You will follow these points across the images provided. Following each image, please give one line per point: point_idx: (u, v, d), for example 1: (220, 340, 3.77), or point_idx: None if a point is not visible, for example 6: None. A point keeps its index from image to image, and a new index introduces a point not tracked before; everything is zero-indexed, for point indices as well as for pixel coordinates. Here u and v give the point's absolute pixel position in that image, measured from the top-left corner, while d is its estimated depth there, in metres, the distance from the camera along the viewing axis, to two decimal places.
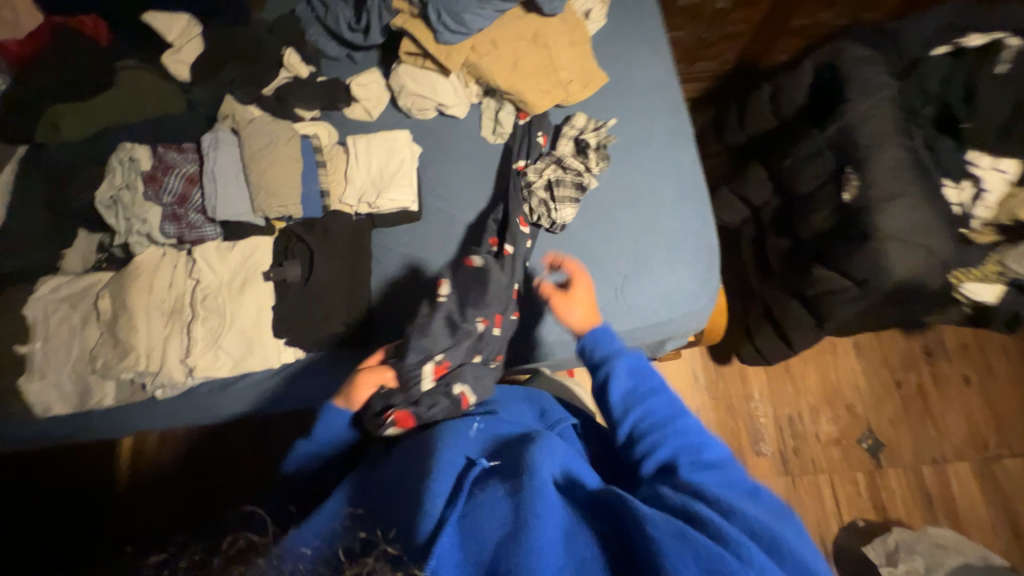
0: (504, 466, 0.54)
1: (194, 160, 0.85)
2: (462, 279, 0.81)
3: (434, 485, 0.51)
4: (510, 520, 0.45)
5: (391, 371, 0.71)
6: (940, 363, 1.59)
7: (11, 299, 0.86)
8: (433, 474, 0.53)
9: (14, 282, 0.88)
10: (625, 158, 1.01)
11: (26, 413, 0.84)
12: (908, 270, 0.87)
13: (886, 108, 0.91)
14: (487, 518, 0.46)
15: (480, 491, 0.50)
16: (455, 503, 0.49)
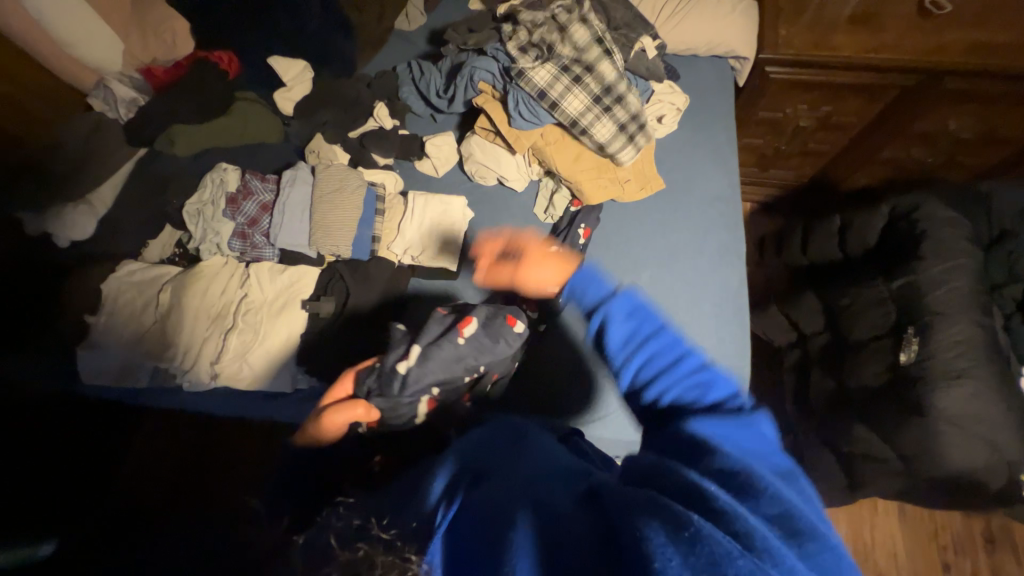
0: (498, 455, 0.50)
1: (271, 190, 0.94)
2: (491, 327, 0.81)
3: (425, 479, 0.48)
4: (476, 526, 0.41)
5: (368, 403, 0.76)
6: (1002, 556, 1.37)
7: (92, 274, 0.97)
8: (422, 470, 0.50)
9: (101, 259, 1.00)
10: (669, 263, 1.00)
11: (71, 376, 0.94)
12: (964, 463, 0.76)
13: (965, 274, 0.84)
14: (459, 523, 0.43)
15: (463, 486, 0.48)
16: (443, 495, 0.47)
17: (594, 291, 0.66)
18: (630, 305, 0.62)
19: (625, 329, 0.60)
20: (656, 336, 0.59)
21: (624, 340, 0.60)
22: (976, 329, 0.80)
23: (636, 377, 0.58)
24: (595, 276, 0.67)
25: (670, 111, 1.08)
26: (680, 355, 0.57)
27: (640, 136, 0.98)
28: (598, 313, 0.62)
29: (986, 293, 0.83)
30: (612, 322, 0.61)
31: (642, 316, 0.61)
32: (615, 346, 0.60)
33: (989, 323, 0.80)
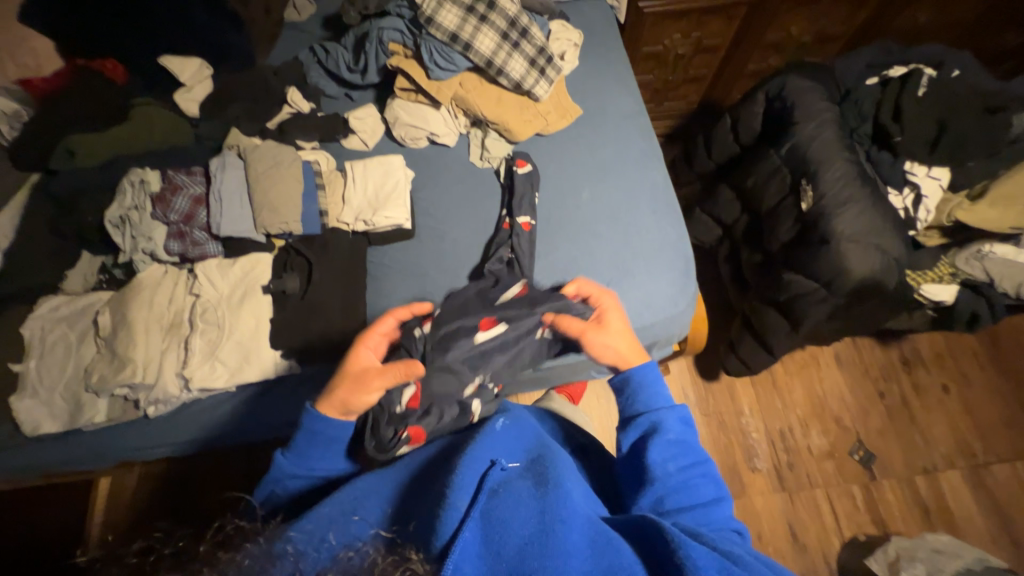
0: (533, 469, 0.61)
1: (202, 182, 0.91)
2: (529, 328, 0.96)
3: (461, 482, 0.56)
4: (535, 520, 0.52)
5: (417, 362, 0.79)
6: (918, 372, 1.64)
7: (10, 319, 0.88)
8: (459, 470, 0.58)
9: (15, 301, 0.90)
10: (603, 176, 1.10)
11: (15, 432, 0.84)
12: (866, 269, 0.94)
13: (829, 127, 1.02)
14: (513, 514, 0.52)
15: (501, 487, 0.56)
16: (476, 499, 0.54)
17: (648, 396, 0.76)
18: (683, 417, 0.74)
19: (670, 445, 0.70)
20: (697, 466, 0.70)
21: (665, 458, 0.69)
22: (847, 165, 0.98)
23: (664, 492, 0.67)
24: (657, 381, 0.77)
25: (570, 48, 1.18)
26: (703, 482, 0.69)
27: (550, 69, 1.07)
28: (651, 418, 0.73)
29: (847, 137, 1.02)
30: (658, 437, 0.71)
31: (689, 450, 0.71)
32: (659, 455, 0.69)
33: (855, 158, 0.99)
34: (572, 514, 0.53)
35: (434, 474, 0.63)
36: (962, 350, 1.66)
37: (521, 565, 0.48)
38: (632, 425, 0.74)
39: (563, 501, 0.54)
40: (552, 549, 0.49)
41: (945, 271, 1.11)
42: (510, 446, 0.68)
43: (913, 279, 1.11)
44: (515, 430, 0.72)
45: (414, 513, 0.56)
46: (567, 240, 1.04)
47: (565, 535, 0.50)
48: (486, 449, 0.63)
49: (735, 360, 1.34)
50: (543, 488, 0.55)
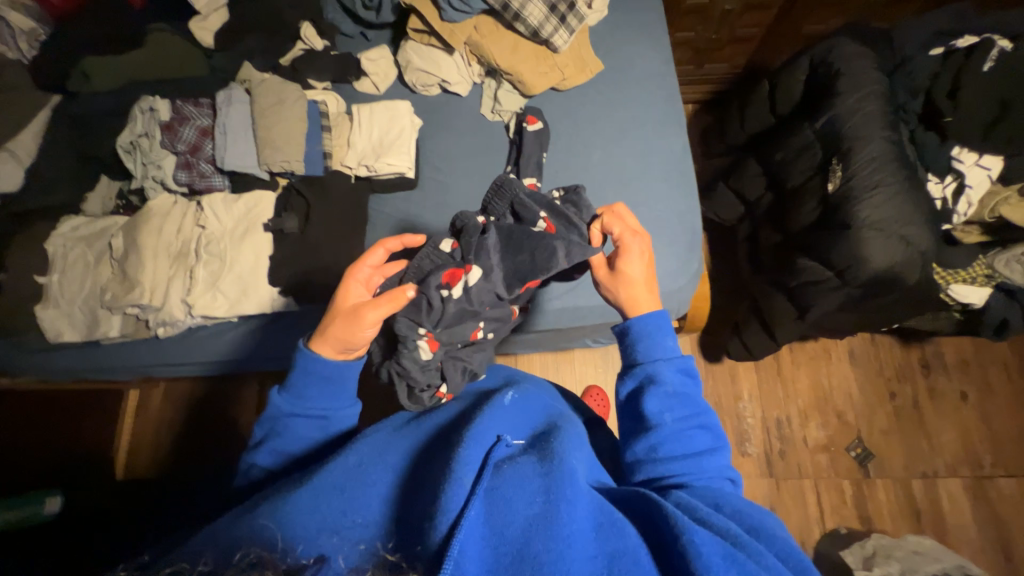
0: (539, 446, 0.58)
1: (208, 114, 0.92)
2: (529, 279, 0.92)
3: (466, 453, 0.54)
4: (539, 502, 0.49)
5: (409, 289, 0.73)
6: (937, 377, 1.56)
7: (36, 235, 0.93)
8: (464, 442, 0.55)
9: (40, 218, 0.95)
10: (617, 138, 1.04)
11: (42, 339, 0.92)
12: (885, 261, 0.87)
13: (874, 101, 0.92)
14: (517, 495, 0.50)
15: (507, 465, 0.53)
16: (480, 476, 0.52)
17: (649, 346, 0.70)
18: (683, 367, 0.69)
19: (666, 397, 0.66)
20: (695, 418, 0.66)
21: (661, 407, 0.66)
22: (887, 144, 0.90)
23: (656, 445, 0.65)
24: (661, 330, 0.71)
25: None
26: (700, 434, 0.66)
27: (571, 17, 1.00)
28: (647, 370, 0.69)
29: (892, 114, 0.92)
30: (655, 388, 0.67)
31: (688, 403, 0.67)
32: (654, 406, 0.66)
33: (897, 138, 0.91)
34: (578, 498, 0.50)
35: (437, 442, 0.61)
36: (991, 358, 1.56)
37: (525, 545, 0.46)
38: (627, 378, 0.70)
39: (568, 483, 0.51)
40: (556, 533, 0.46)
41: (980, 271, 1.02)
42: (517, 417, 0.66)
43: (941, 277, 1.03)
44: (526, 403, 0.70)
45: (418, 488, 0.54)
46: None
47: (570, 521, 0.48)
48: (494, 420, 0.61)
49: (737, 344, 1.30)
50: (550, 467, 0.53)
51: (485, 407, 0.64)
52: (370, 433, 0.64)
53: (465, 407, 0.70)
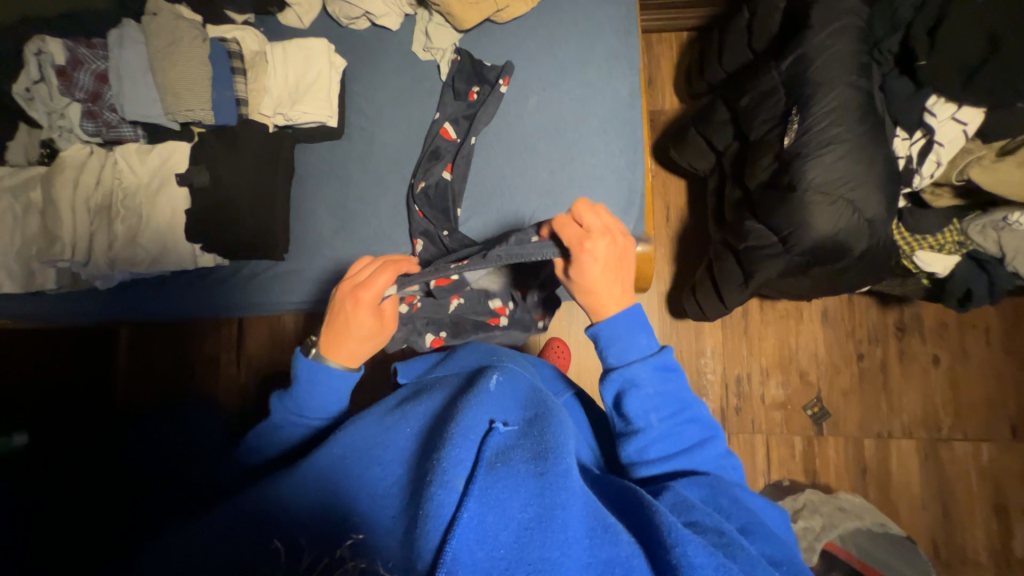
0: (532, 436, 0.55)
1: (104, 57, 0.88)
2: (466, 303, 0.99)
3: (456, 452, 0.51)
4: (534, 504, 0.46)
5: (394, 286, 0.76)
6: (911, 340, 1.49)
7: None
8: (453, 439, 0.52)
9: None
10: (557, 83, 0.95)
11: None
12: (831, 227, 0.80)
13: (846, 37, 0.80)
14: (511, 496, 0.47)
15: (501, 462, 0.51)
16: (475, 474, 0.49)
17: (621, 349, 0.60)
18: (662, 364, 0.60)
19: (651, 396, 0.58)
20: (684, 415, 0.59)
21: (646, 409, 0.58)
22: (851, 91, 0.79)
23: (646, 448, 0.58)
24: (632, 328, 0.60)
25: None
26: (690, 427, 0.59)
27: None
28: (624, 374, 0.59)
29: (865, 55, 0.81)
30: (634, 391, 0.58)
31: (673, 399, 0.59)
32: (637, 410, 0.58)
33: (865, 84, 0.80)
34: (574, 500, 0.47)
35: (427, 431, 0.58)
36: (972, 323, 1.49)
37: (521, 550, 0.43)
38: (602, 385, 0.62)
39: (562, 483, 0.48)
40: (551, 538, 0.44)
41: (951, 239, 0.94)
42: (506, 399, 0.62)
43: (906, 243, 0.94)
44: (513, 383, 0.66)
45: (415, 484, 0.51)
46: (504, 157, 0.95)
47: (564, 527, 0.45)
48: (482, 407, 0.57)
49: (691, 304, 1.20)
50: (541, 466, 0.50)
51: (473, 395, 0.59)
52: (357, 422, 0.62)
53: (452, 392, 0.65)
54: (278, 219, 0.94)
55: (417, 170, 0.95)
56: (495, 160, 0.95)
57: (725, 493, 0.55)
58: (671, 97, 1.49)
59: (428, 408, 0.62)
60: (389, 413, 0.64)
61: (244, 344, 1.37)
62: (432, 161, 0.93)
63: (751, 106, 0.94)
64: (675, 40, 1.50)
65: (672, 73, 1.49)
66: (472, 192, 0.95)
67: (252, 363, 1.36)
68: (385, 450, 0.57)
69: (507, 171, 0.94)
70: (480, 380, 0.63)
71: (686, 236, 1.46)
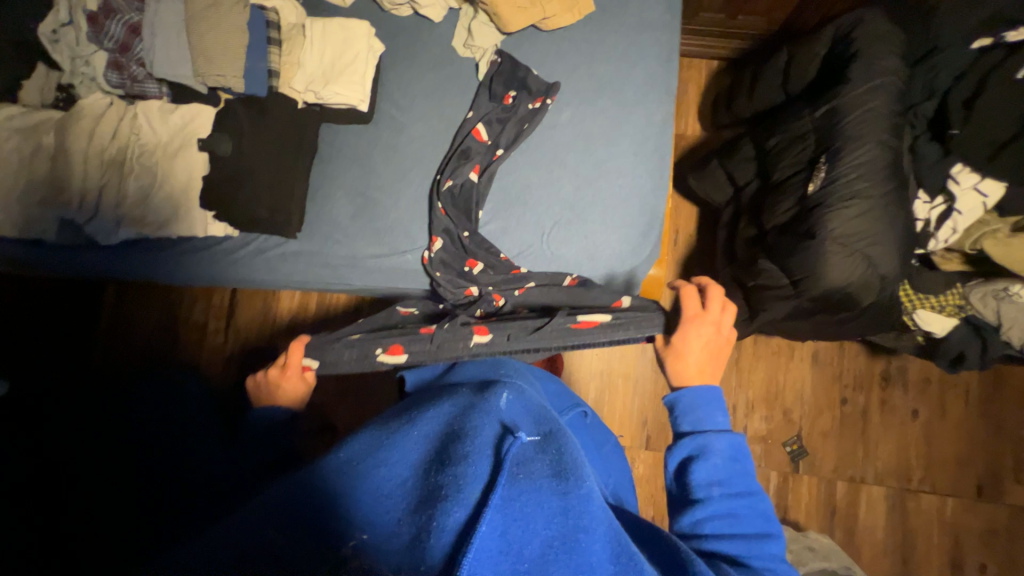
0: (549, 452, 0.55)
1: (137, 9, 0.86)
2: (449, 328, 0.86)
3: (472, 469, 0.49)
4: (558, 522, 0.47)
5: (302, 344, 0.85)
6: (894, 391, 1.53)
7: None
8: (468, 456, 0.50)
9: None
10: (594, 99, 0.95)
11: None
12: (844, 278, 0.82)
13: (883, 96, 0.82)
14: (535, 510, 0.47)
15: (522, 473, 0.50)
16: (495, 484, 0.47)
17: (697, 418, 0.66)
18: (736, 446, 0.63)
19: (716, 471, 0.61)
20: (749, 500, 0.60)
21: (710, 482, 0.60)
22: (880, 149, 0.81)
23: (704, 520, 0.59)
24: (710, 402, 0.66)
25: None
26: (753, 515, 0.59)
27: None
28: (697, 441, 0.63)
29: (900, 116, 0.83)
30: (702, 460, 0.62)
31: (738, 481, 0.61)
32: (700, 481, 0.61)
33: (894, 144, 0.82)
34: (595, 524, 0.48)
35: (436, 436, 0.55)
36: (953, 382, 1.53)
37: (547, 567, 0.44)
38: (670, 449, 0.65)
39: (583, 505, 0.48)
40: (575, 559, 0.44)
41: (951, 303, 0.96)
42: (519, 411, 0.61)
43: (909, 300, 0.97)
44: (523, 395, 0.65)
45: (425, 491, 0.48)
46: (532, 166, 0.95)
47: (588, 550, 0.46)
48: (497, 418, 0.56)
49: None
50: (563, 485, 0.50)
51: (486, 406, 0.58)
52: (360, 428, 0.57)
53: (457, 394, 0.63)
54: (295, 197, 0.92)
55: (442, 166, 0.94)
56: (521, 166, 0.95)
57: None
58: (694, 124, 1.50)
59: (436, 412, 0.59)
60: (391, 417, 0.60)
61: (235, 314, 1.34)
62: (460, 160, 0.92)
63: (778, 148, 0.95)
64: (706, 67, 1.50)
65: (699, 99, 1.50)
66: (495, 196, 0.95)
67: (243, 335, 1.33)
68: (392, 450, 0.52)
69: (532, 181, 0.94)
70: (489, 393, 0.61)
71: (692, 262, 1.47)
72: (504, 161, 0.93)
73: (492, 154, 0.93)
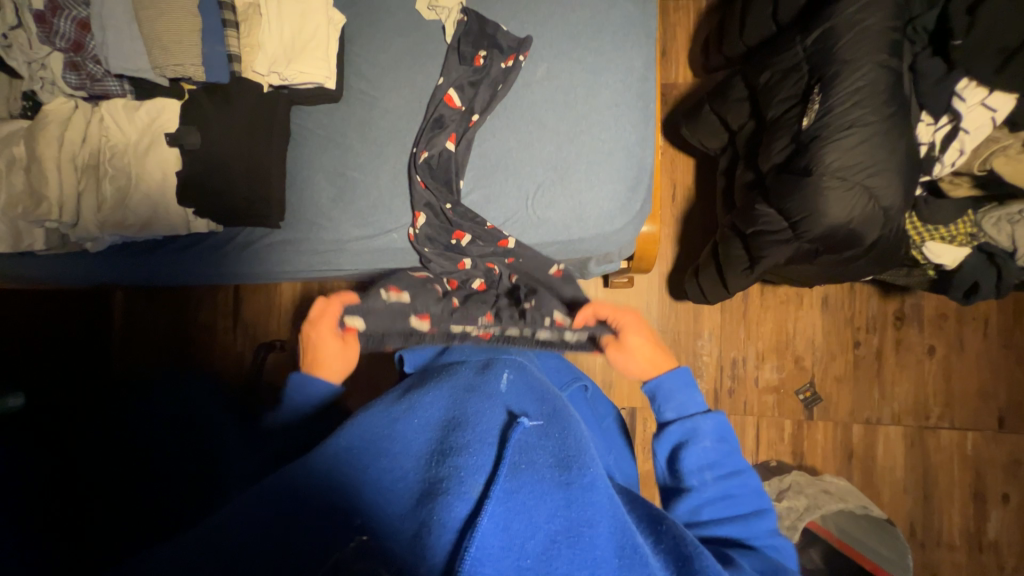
0: (551, 437, 0.55)
1: (85, 3, 0.83)
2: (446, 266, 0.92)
3: (472, 462, 0.49)
4: (562, 515, 0.46)
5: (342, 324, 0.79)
6: (909, 330, 1.50)
7: None
8: (469, 447, 0.50)
9: None
10: (570, 49, 0.90)
11: None
12: (845, 215, 0.78)
13: (879, 12, 0.76)
14: (538, 504, 0.47)
15: (524, 464, 0.50)
16: (496, 477, 0.47)
17: (679, 403, 0.67)
18: (719, 428, 0.65)
19: (708, 454, 0.63)
20: (738, 478, 0.63)
21: (700, 466, 0.63)
22: (879, 74, 0.76)
23: (699, 506, 0.62)
24: (687, 386, 0.67)
25: None
26: (743, 493, 0.63)
27: None
28: (685, 426, 0.65)
29: (898, 32, 0.77)
30: (691, 446, 0.64)
31: (727, 463, 0.63)
32: (691, 466, 0.63)
33: (893, 65, 0.76)
34: (601, 517, 0.48)
35: (438, 422, 0.54)
36: (971, 316, 1.49)
37: (550, 563, 0.43)
38: (659, 436, 0.67)
39: (587, 495, 0.49)
40: (579, 554, 0.44)
41: (962, 230, 0.91)
42: (521, 395, 0.60)
43: (917, 233, 0.92)
44: (526, 376, 0.64)
45: (426, 482, 0.48)
46: (510, 128, 0.91)
47: (593, 544, 0.45)
48: (499, 406, 0.56)
49: (692, 286, 1.16)
50: (566, 476, 0.50)
51: (486, 392, 0.58)
52: (359, 412, 0.57)
53: (458, 375, 0.62)
54: (273, 185, 0.90)
55: (418, 138, 0.91)
56: (500, 129, 0.91)
57: (779, 569, 0.56)
58: (684, 70, 1.42)
59: (437, 398, 0.58)
60: (392, 400, 0.59)
61: (236, 310, 1.35)
62: (435, 129, 0.89)
63: (769, 83, 0.89)
64: (693, 8, 1.41)
65: (687, 43, 1.42)
66: (475, 163, 0.91)
67: (246, 330, 1.35)
68: (394, 441, 0.52)
69: (513, 144, 0.91)
70: (491, 376, 0.61)
71: (691, 216, 1.43)
72: (482, 125, 0.90)
73: (467, 120, 0.89)
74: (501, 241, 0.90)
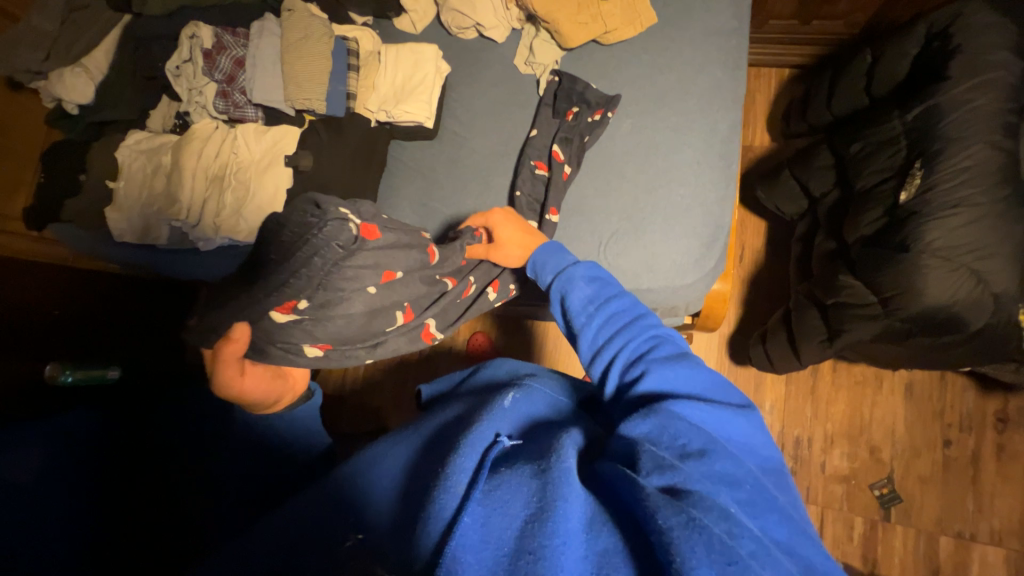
0: (537, 441, 0.53)
1: (244, 46, 1.00)
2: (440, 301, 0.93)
3: (460, 461, 0.50)
4: (535, 501, 0.45)
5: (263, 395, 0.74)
6: (1013, 436, 1.31)
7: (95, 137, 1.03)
8: (461, 447, 0.51)
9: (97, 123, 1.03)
10: (657, 108, 0.94)
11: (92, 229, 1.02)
12: (940, 296, 0.73)
13: (993, 92, 0.74)
14: (514, 497, 0.46)
15: (507, 469, 0.49)
16: (478, 480, 0.48)
17: (554, 263, 0.69)
18: (591, 272, 0.65)
19: (587, 291, 0.63)
20: (622, 302, 0.62)
21: (585, 303, 0.63)
22: (988, 152, 0.72)
23: (597, 338, 0.61)
24: (557, 249, 0.70)
25: None
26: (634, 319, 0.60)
27: None
28: (561, 284, 0.66)
29: (1016, 113, 0.74)
30: (573, 297, 0.64)
31: (608, 293, 0.63)
32: (580, 308, 0.63)
33: (1008, 146, 0.73)
34: (576, 497, 0.45)
35: (433, 434, 0.58)
36: None
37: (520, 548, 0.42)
38: (550, 298, 0.68)
39: (564, 481, 0.46)
40: (549, 531, 0.42)
41: None
42: (520, 412, 0.59)
43: None
44: (531, 398, 0.61)
45: (419, 487, 0.51)
46: (589, 178, 0.95)
47: (563, 521, 0.43)
48: (491, 418, 0.56)
49: (757, 352, 1.10)
50: (544, 466, 0.48)
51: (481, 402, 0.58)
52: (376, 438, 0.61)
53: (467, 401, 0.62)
54: None
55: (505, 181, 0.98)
56: (580, 175, 0.95)
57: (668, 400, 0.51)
58: (762, 134, 1.41)
59: (440, 415, 0.61)
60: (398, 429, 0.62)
61: None
62: (524, 174, 0.94)
63: (862, 154, 0.87)
64: (776, 76, 1.42)
65: (768, 109, 1.42)
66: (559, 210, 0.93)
67: None
68: (393, 458, 0.56)
69: (590, 193, 0.94)
70: (496, 392, 0.61)
71: (758, 279, 1.38)
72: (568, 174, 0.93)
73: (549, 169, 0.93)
74: (387, 273, 0.83)
